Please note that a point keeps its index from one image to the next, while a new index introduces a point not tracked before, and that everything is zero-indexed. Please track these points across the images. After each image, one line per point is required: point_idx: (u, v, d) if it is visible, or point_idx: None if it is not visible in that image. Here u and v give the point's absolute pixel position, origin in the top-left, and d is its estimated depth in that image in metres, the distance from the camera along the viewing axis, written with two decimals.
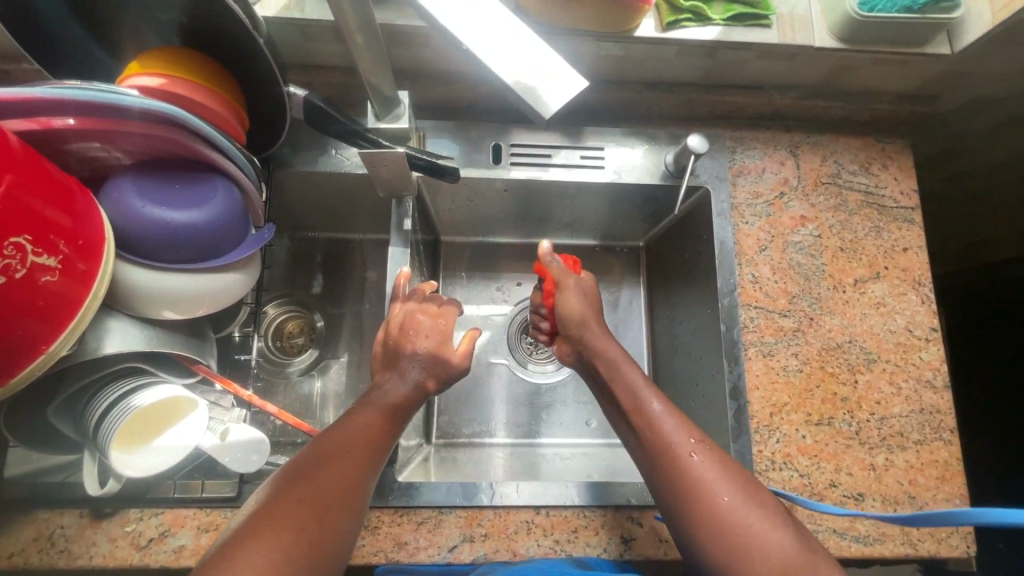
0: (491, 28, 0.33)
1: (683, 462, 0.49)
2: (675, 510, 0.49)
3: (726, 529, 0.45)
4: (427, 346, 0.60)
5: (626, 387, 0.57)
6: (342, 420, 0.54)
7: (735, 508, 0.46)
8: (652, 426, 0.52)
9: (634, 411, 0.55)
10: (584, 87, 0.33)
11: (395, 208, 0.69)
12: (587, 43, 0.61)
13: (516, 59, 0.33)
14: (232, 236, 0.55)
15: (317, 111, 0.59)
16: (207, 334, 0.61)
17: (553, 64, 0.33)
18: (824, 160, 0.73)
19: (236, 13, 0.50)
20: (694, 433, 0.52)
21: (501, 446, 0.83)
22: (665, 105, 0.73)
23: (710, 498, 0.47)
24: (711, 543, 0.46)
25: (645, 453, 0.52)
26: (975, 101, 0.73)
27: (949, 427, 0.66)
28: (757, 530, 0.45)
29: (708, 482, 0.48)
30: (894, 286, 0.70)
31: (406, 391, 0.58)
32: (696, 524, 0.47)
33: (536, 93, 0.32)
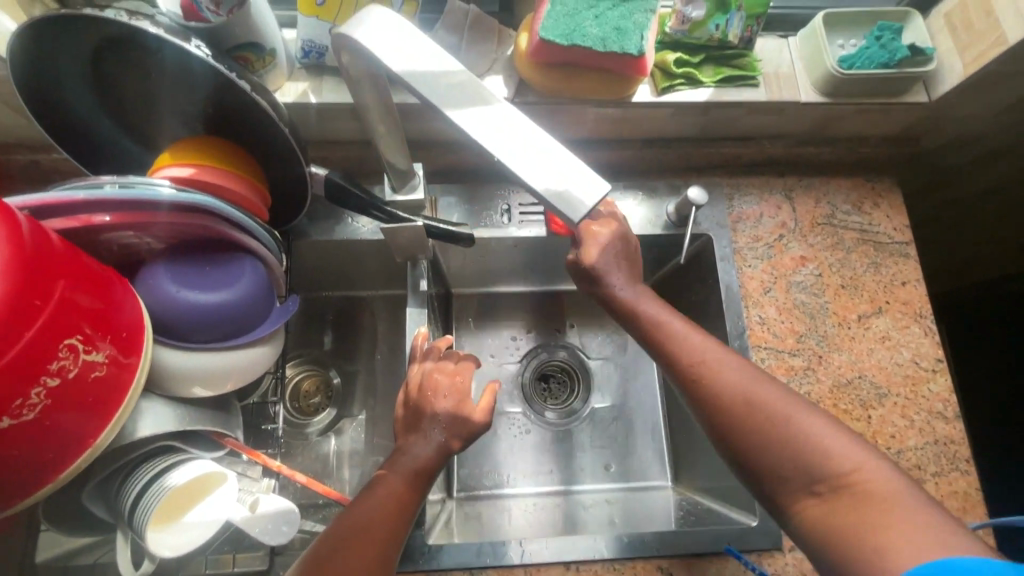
0: (519, 138, 0.34)
1: (787, 421, 0.48)
2: (779, 472, 0.47)
3: (788, 444, 0.47)
4: (448, 406, 0.61)
5: (691, 351, 0.54)
6: (357, 499, 0.54)
7: (854, 459, 0.45)
8: (747, 391, 0.50)
9: (706, 383, 0.52)
10: (607, 187, 0.34)
11: (410, 270, 0.71)
12: (589, 109, 0.64)
13: (545, 168, 0.34)
14: (259, 311, 0.58)
15: (336, 188, 0.61)
16: (233, 407, 0.62)
17: (574, 166, 0.34)
18: (818, 202, 0.76)
19: (262, 106, 0.53)
20: (783, 389, 0.50)
21: (525, 495, 0.83)
22: (664, 159, 0.76)
23: (768, 414, 0.48)
24: (772, 456, 0.47)
25: (735, 423, 0.50)
26: (956, 139, 0.77)
27: (965, 457, 0.67)
28: (825, 440, 0.46)
29: (769, 400, 0.49)
30: (897, 319, 0.72)
31: (431, 455, 0.59)
32: (800, 475, 0.46)
33: (568, 198, 0.33)
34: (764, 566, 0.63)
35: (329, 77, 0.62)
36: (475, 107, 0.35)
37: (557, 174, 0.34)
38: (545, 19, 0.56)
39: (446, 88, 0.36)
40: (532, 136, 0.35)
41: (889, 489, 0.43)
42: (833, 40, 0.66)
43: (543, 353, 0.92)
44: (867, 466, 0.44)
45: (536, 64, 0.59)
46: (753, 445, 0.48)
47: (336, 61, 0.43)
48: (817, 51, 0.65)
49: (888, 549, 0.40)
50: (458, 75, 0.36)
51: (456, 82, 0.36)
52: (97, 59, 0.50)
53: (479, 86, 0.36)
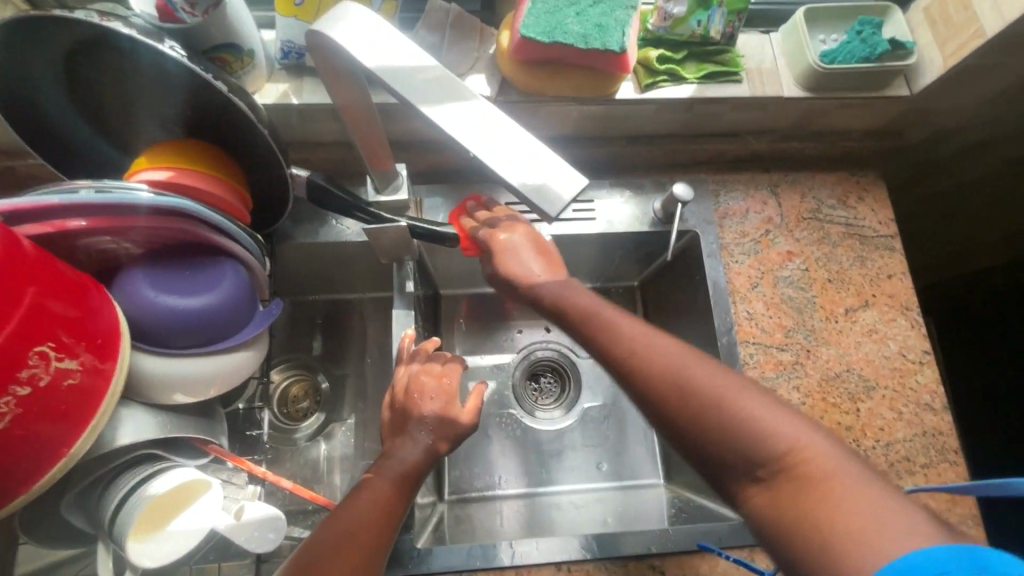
0: (495, 133, 0.34)
1: (722, 397, 0.44)
2: (722, 460, 0.43)
3: (722, 421, 0.43)
4: (435, 408, 0.61)
5: (620, 334, 0.51)
6: (342, 504, 0.53)
7: (792, 437, 0.41)
8: (676, 371, 0.46)
9: (634, 367, 0.48)
10: (583, 182, 0.33)
11: (396, 272, 0.70)
12: (571, 107, 0.64)
13: (521, 163, 0.33)
14: (241, 315, 0.57)
15: (317, 189, 0.60)
16: (218, 413, 0.61)
17: (554, 165, 0.33)
18: (804, 197, 0.77)
19: (241, 108, 0.53)
20: (715, 364, 0.46)
21: (516, 496, 0.83)
22: (649, 156, 0.76)
23: (696, 391, 0.45)
24: (708, 438, 0.43)
25: (673, 408, 0.45)
26: (939, 132, 0.77)
27: (953, 448, 0.67)
28: (759, 415, 0.42)
29: (698, 374, 0.45)
30: (883, 313, 0.72)
31: (419, 458, 0.58)
32: (738, 455, 0.42)
33: (543, 192, 0.32)
34: (756, 562, 0.63)
35: (310, 77, 0.62)
36: (453, 102, 0.34)
37: (534, 168, 0.33)
38: (526, 16, 0.56)
39: (422, 83, 0.35)
40: (509, 132, 0.34)
41: (829, 467, 0.38)
42: (814, 34, 0.66)
43: (533, 353, 0.92)
44: (810, 440, 0.40)
45: (517, 62, 0.59)
46: (693, 431, 0.44)
47: (313, 61, 0.42)
48: (798, 46, 0.65)
49: (835, 536, 0.35)
50: (434, 71, 0.35)
51: (431, 78, 0.35)
52: (69, 61, 0.49)
53: (455, 82, 0.35)
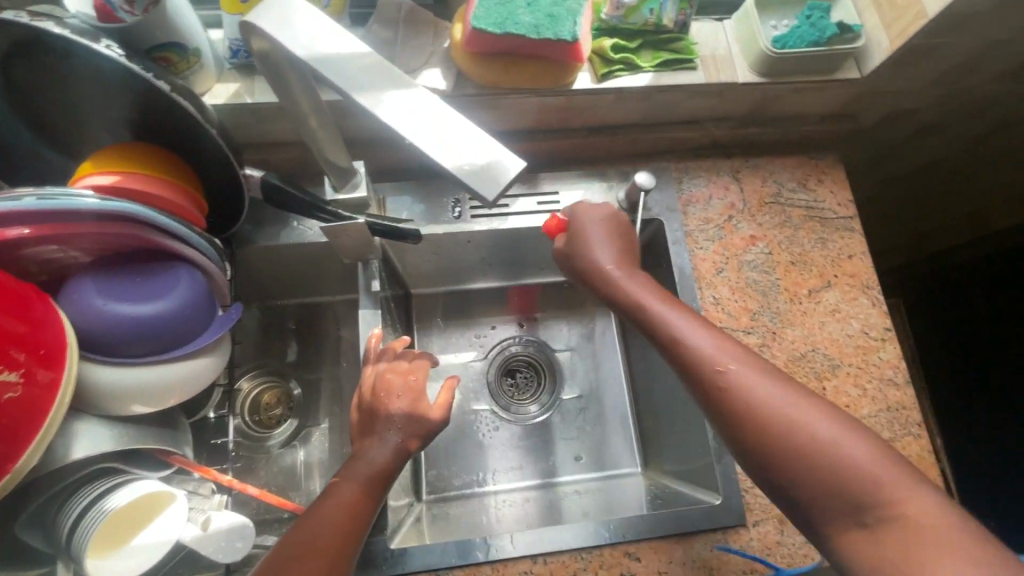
0: (434, 121, 0.33)
1: (812, 435, 0.45)
2: (795, 486, 0.45)
3: (815, 461, 0.44)
4: (404, 406, 0.60)
5: (699, 358, 0.51)
6: (303, 516, 0.52)
7: (876, 470, 0.42)
8: (765, 409, 0.47)
9: (718, 395, 0.49)
10: (522, 166, 0.32)
11: (361, 271, 0.70)
12: (530, 99, 0.64)
13: (458, 148, 0.33)
14: (199, 320, 0.56)
15: (273, 189, 0.59)
16: (180, 423, 0.60)
17: (493, 152, 0.33)
18: (765, 181, 0.78)
19: (185, 107, 0.51)
20: (801, 396, 0.47)
21: (496, 493, 0.82)
22: (611, 146, 0.76)
23: (786, 430, 0.45)
24: (798, 476, 0.44)
25: (759, 446, 0.47)
26: (891, 114, 0.79)
27: (916, 422, 0.69)
28: (851, 454, 0.43)
29: (785, 408, 0.46)
30: (845, 292, 0.74)
31: (387, 459, 0.57)
32: (826, 492, 0.43)
33: (477, 175, 0.32)
34: (729, 543, 0.63)
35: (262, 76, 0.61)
36: (393, 91, 0.34)
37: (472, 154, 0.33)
38: (477, 8, 0.56)
39: (364, 73, 0.35)
40: (447, 119, 0.34)
41: (921, 509, 0.40)
42: (765, 21, 0.67)
43: (507, 349, 0.92)
44: (905, 482, 0.42)
45: (472, 56, 0.59)
46: (781, 471, 0.45)
47: (255, 62, 0.42)
48: (750, 33, 0.66)
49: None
50: (372, 59, 0.35)
51: (371, 67, 0.35)
52: (3, 67, 0.48)
53: (394, 71, 0.35)
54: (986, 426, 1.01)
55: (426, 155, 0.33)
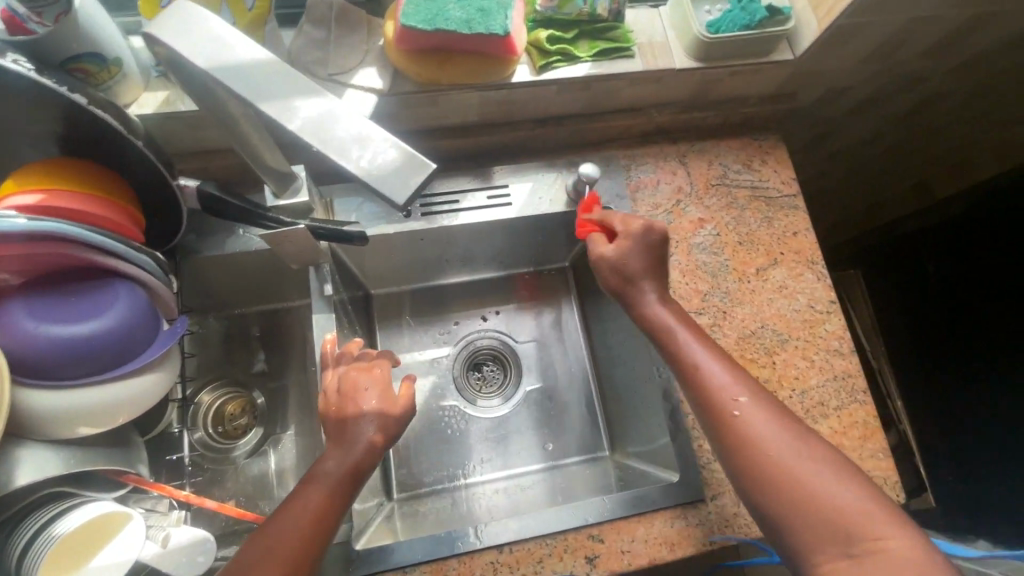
0: (338, 126, 0.35)
1: (804, 476, 0.47)
2: (790, 521, 0.47)
3: (806, 500, 0.46)
4: (375, 398, 0.60)
5: (716, 388, 0.53)
6: (274, 516, 0.52)
7: (863, 511, 0.45)
8: (765, 448, 0.49)
9: (727, 421, 0.51)
10: (428, 169, 0.35)
11: (313, 275, 0.69)
12: (470, 95, 0.64)
13: (361, 151, 0.35)
14: (142, 337, 0.55)
15: (211, 199, 0.57)
16: (133, 440, 0.60)
17: (398, 152, 0.35)
18: (711, 164, 0.79)
19: (104, 118, 0.49)
20: (797, 435, 0.49)
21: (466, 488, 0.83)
22: (558, 137, 0.77)
23: (781, 468, 0.48)
24: (789, 513, 0.47)
25: (760, 484, 0.48)
26: (827, 92, 0.81)
27: (861, 388, 0.71)
28: (839, 498, 0.46)
29: (779, 448, 0.49)
30: (791, 269, 0.76)
31: (354, 461, 0.56)
32: (811, 529, 0.46)
33: (379, 178, 0.34)
34: (689, 519, 0.65)
35: None
36: (295, 97, 0.36)
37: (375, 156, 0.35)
38: (406, 4, 0.56)
39: (264, 79, 0.36)
40: (351, 123, 0.35)
41: (906, 554, 0.43)
42: (699, 7, 0.68)
43: (473, 343, 0.92)
44: (890, 527, 0.44)
45: (404, 53, 0.58)
46: (775, 505, 0.47)
47: (176, 81, 0.42)
48: (684, 19, 0.67)
49: None
50: (274, 65, 0.36)
51: (272, 72, 0.36)
52: None
53: (295, 76, 0.36)
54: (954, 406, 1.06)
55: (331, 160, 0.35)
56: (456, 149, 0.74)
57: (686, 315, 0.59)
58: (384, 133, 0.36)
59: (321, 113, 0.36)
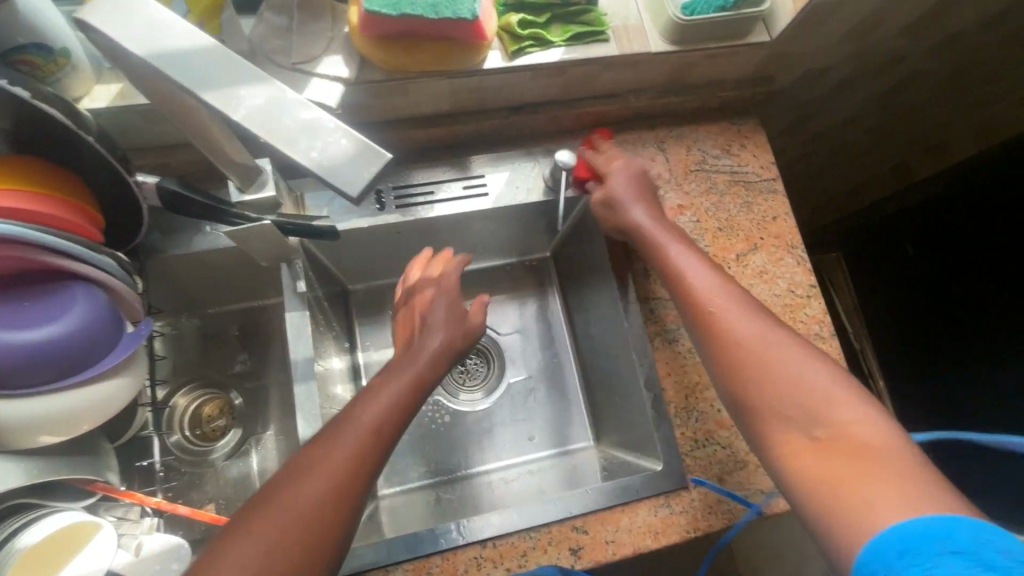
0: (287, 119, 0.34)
1: (773, 358, 0.50)
2: (759, 401, 0.50)
3: (774, 380, 0.49)
4: (443, 307, 0.66)
5: (695, 285, 0.57)
6: (347, 410, 0.53)
7: (832, 396, 0.47)
8: (738, 335, 0.52)
9: (710, 320, 0.54)
10: (386, 160, 0.34)
11: (286, 272, 0.67)
12: (441, 81, 0.62)
13: (313, 145, 0.34)
14: (104, 341, 0.53)
15: (171, 196, 0.55)
16: (102, 448, 0.58)
17: (351, 143, 0.34)
18: (690, 150, 0.79)
19: (51, 114, 0.47)
20: (771, 327, 0.53)
21: (472, 479, 0.83)
22: (534, 124, 0.75)
23: (753, 351, 0.51)
24: (758, 393, 0.50)
25: (733, 369, 0.52)
26: (805, 75, 0.81)
27: None
28: (804, 373, 0.49)
29: (752, 334, 0.52)
30: (771, 254, 0.76)
31: (423, 366, 0.59)
32: (777, 406, 0.49)
33: (334, 174, 0.33)
34: (672, 506, 0.65)
35: None
36: (239, 88, 0.34)
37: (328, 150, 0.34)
38: None
39: (204, 68, 0.35)
40: (300, 116, 0.34)
41: (865, 431, 0.45)
42: None
43: None
44: (850, 400, 0.47)
45: (373, 40, 0.56)
46: (746, 387, 0.50)
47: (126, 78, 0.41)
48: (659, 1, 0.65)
49: (860, 502, 0.42)
50: (217, 52, 0.35)
51: (213, 63, 0.35)
52: None
53: (237, 66, 0.35)
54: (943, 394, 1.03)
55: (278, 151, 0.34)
56: (431, 139, 0.72)
57: (676, 229, 0.64)
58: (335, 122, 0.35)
59: (267, 105, 0.34)
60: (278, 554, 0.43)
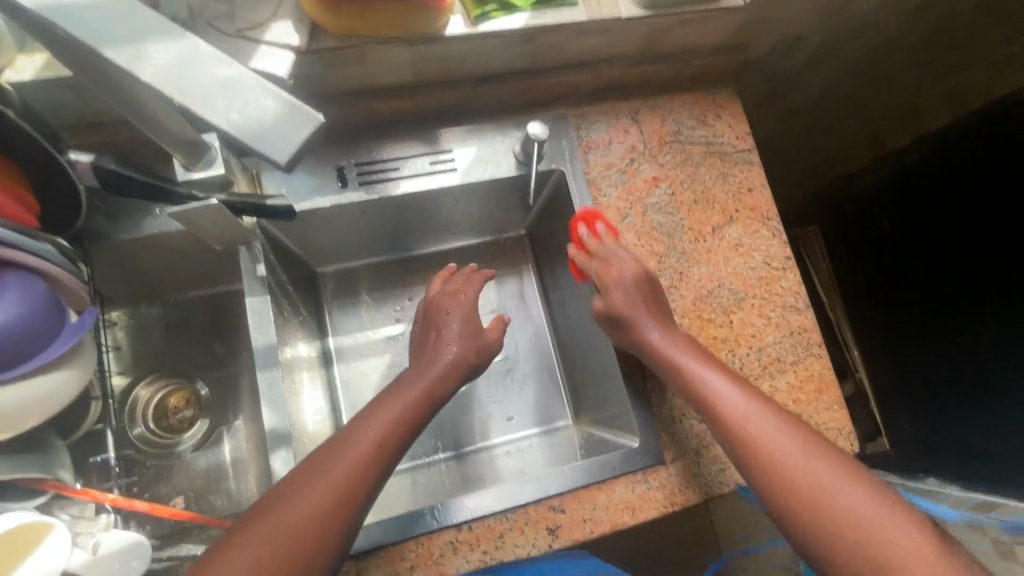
0: (208, 81, 0.35)
1: (815, 481, 0.50)
2: (806, 530, 0.49)
3: (816, 504, 0.49)
4: (458, 322, 0.64)
5: (715, 399, 0.57)
6: (351, 424, 0.53)
7: (874, 518, 0.47)
8: (768, 455, 0.52)
9: (740, 439, 0.54)
10: (312, 123, 0.35)
11: (245, 254, 0.64)
12: (401, 49, 0.59)
13: (237, 108, 0.35)
14: (42, 330, 0.49)
15: (108, 174, 0.50)
16: (54, 443, 0.55)
17: (276, 105, 0.35)
18: (664, 121, 0.76)
19: None
20: (799, 435, 0.53)
21: (473, 453, 0.83)
22: (503, 95, 0.72)
23: (788, 472, 0.51)
24: (802, 521, 0.49)
25: (774, 499, 0.51)
26: (780, 42, 0.79)
27: (817, 342, 0.71)
28: (850, 499, 0.48)
29: (783, 451, 0.52)
30: (747, 226, 0.75)
31: (433, 380, 0.58)
32: (821, 528, 0.48)
33: (256, 136, 0.35)
34: (650, 482, 0.64)
35: None
36: (155, 46, 0.35)
37: (252, 110, 0.35)
38: None
39: (119, 25, 0.35)
40: (219, 78, 0.35)
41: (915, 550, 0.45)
42: None
43: None
44: (901, 519, 0.47)
45: (325, 3, 0.52)
46: (789, 513, 0.50)
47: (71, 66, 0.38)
48: None
49: None
50: (132, 10, 0.36)
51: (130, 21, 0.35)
52: None
53: (157, 24, 0.36)
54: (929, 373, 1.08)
55: (193, 111, 0.35)
56: (395, 111, 0.69)
57: (684, 336, 0.63)
58: (258, 82, 0.36)
59: (187, 68, 0.35)
60: (268, 566, 0.43)
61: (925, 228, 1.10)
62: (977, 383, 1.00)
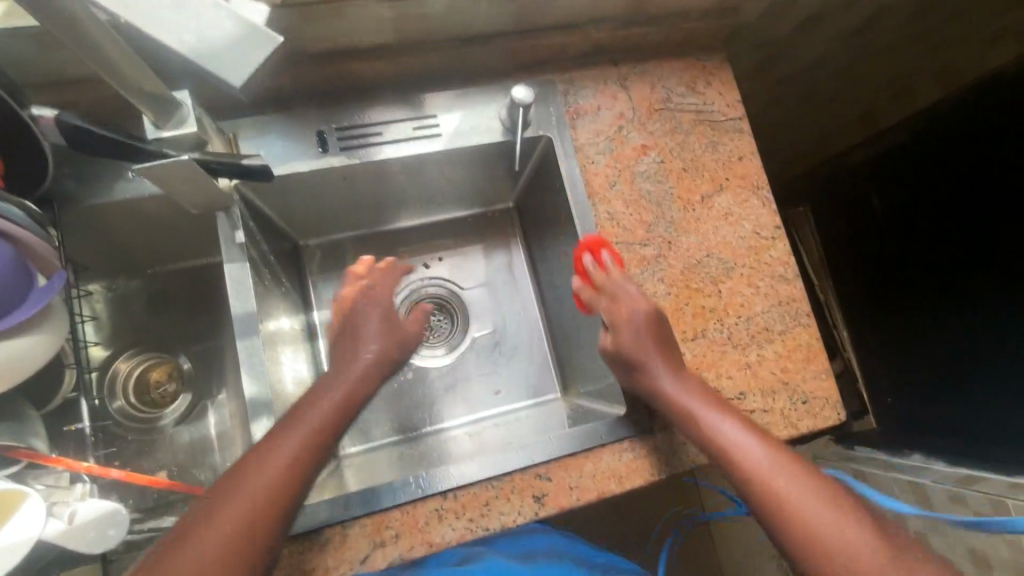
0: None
1: (810, 512, 0.49)
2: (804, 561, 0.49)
3: (813, 537, 0.49)
4: (375, 320, 0.60)
5: (711, 428, 0.56)
6: (257, 446, 0.50)
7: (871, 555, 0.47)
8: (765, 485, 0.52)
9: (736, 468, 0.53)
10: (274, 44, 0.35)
11: (224, 220, 0.63)
12: (380, 6, 0.57)
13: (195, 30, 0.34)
14: (8, 293, 0.48)
15: (72, 130, 0.49)
16: (29, 414, 0.55)
17: (235, 27, 0.35)
18: (653, 88, 0.75)
19: None
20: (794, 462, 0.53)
21: (449, 428, 0.82)
22: (489, 59, 0.70)
23: (783, 502, 0.50)
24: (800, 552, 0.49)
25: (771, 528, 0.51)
26: (772, 7, 0.77)
27: (806, 312, 0.71)
28: (843, 531, 0.48)
29: (778, 481, 0.52)
30: (737, 195, 0.74)
31: (350, 382, 0.55)
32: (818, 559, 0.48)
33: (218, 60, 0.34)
34: (637, 451, 0.64)
35: None
36: None
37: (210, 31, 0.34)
38: None
39: None
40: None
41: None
42: None
43: (416, 291, 0.88)
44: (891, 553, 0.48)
45: None
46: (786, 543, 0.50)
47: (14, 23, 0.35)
48: None
49: None
50: None
51: None
52: None
53: None
54: (931, 363, 1.05)
55: (145, 32, 0.33)
56: (376, 74, 0.67)
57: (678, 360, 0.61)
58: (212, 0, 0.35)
59: None
60: None
61: (914, 214, 1.09)
62: (982, 362, 0.96)
